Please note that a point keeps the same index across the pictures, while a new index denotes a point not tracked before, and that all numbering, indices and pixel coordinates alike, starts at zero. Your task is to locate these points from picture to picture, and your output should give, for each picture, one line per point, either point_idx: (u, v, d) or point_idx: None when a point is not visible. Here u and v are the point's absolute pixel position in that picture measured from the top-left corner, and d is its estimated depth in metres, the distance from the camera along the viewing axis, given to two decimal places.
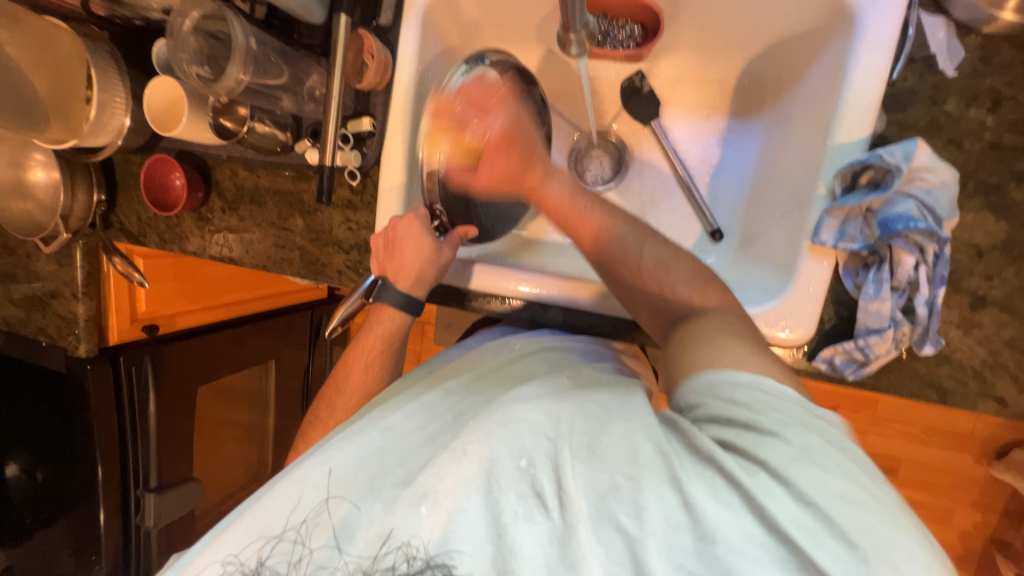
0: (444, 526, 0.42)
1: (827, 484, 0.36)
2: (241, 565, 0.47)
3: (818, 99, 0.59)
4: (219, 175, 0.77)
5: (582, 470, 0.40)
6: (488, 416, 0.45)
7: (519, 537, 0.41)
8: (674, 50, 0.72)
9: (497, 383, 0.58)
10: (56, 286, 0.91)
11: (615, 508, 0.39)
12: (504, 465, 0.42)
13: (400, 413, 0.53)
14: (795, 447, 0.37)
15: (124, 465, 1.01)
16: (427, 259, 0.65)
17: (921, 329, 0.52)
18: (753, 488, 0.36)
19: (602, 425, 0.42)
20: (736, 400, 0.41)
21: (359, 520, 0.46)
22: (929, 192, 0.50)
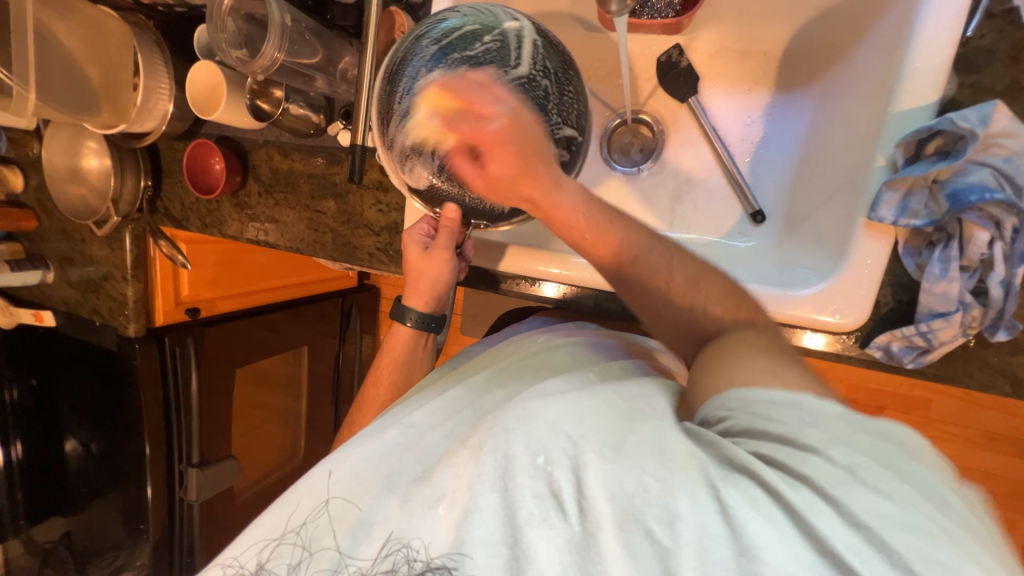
0: (458, 526, 0.40)
1: (881, 507, 0.32)
2: (241, 569, 0.46)
3: (878, 65, 0.55)
4: (256, 159, 0.79)
5: (606, 467, 0.38)
6: (507, 412, 0.44)
7: (535, 543, 0.38)
8: (716, 21, 0.68)
9: (532, 373, 0.57)
10: (108, 269, 0.96)
11: (645, 512, 0.36)
12: (519, 463, 0.40)
13: (421, 411, 0.53)
14: (839, 465, 0.34)
15: (169, 440, 1.07)
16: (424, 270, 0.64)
17: (995, 313, 0.47)
18: (798, 503, 0.33)
19: (630, 424, 0.41)
20: (765, 415, 0.38)
21: (373, 519, 0.44)
22: (1007, 160, 0.45)
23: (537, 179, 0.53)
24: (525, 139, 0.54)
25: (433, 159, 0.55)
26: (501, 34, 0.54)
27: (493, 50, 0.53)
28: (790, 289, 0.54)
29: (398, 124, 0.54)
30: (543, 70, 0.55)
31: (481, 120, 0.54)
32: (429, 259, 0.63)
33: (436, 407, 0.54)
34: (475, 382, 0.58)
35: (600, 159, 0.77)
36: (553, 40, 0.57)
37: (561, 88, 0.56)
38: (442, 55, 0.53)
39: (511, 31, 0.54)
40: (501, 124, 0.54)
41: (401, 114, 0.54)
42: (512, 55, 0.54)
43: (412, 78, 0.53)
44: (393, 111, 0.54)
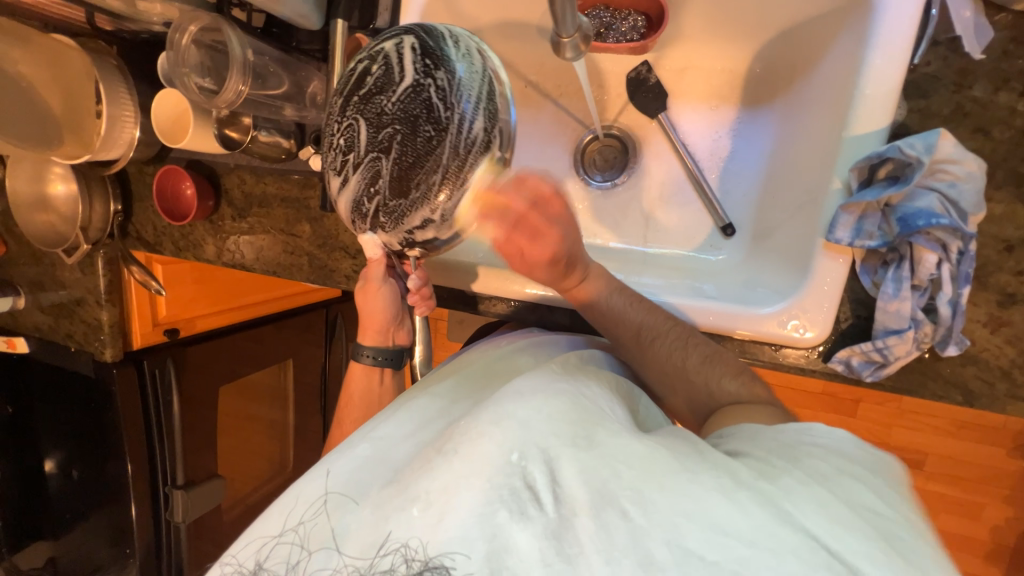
0: (438, 527, 0.38)
1: (859, 501, 0.38)
2: (240, 567, 0.44)
3: (834, 88, 0.57)
4: (228, 183, 0.79)
5: (581, 458, 0.39)
6: (478, 414, 0.44)
7: (515, 536, 0.37)
8: (682, 40, 0.69)
9: (487, 386, 0.56)
10: (81, 294, 0.95)
11: (618, 496, 0.37)
12: (495, 460, 0.39)
13: (391, 423, 0.52)
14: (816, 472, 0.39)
15: (153, 463, 1.06)
16: (375, 306, 0.69)
17: (944, 330, 0.49)
18: (776, 492, 0.37)
19: (595, 420, 0.43)
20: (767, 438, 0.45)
21: (352, 522, 0.42)
22: (952, 186, 0.47)
23: (577, 271, 0.57)
24: (572, 247, 0.55)
25: (351, 203, 0.47)
26: (382, 56, 0.47)
27: (384, 77, 0.46)
28: (754, 307, 0.56)
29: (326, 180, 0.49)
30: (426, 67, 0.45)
31: (552, 221, 0.54)
32: (374, 294, 0.69)
33: (407, 418, 0.53)
34: (444, 393, 0.57)
35: (573, 175, 0.78)
36: (464, 35, 0.49)
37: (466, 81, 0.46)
38: (339, 102, 0.48)
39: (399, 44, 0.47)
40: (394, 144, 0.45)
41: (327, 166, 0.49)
42: (399, 65, 0.46)
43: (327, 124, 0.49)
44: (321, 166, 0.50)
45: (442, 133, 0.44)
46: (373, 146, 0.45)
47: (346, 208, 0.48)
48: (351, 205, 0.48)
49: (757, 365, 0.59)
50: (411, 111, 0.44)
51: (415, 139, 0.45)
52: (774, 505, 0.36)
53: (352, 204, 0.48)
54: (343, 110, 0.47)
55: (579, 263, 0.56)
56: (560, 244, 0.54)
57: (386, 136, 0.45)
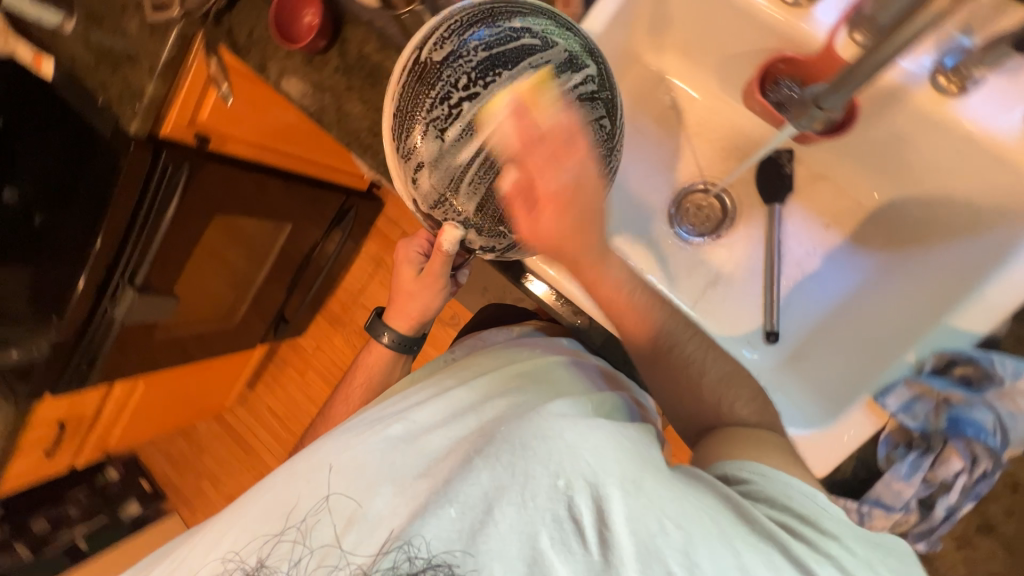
0: (473, 529, 0.41)
1: None
2: (241, 562, 0.47)
3: (946, 272, 0.59)
4: (350, 35, 0.74)
5: (629, 502, 0.40)
6: (519, 429, 0.45)
7: (556, 566, 0.40)
8: (837, 150, 0.69)
9: (520, 389, 0.55)
10: (137, 51, 0.86)
11: (667, 554, 0.38)
12: (539, 484, 0.41)
13: (417, 410, 0.53)
14: (854, 556, 0.41)
15: (120, 250, 1.00)
16: (416, 294, 0.68)
17: (926, 527, 0.53)
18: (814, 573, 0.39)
19: (642, 467, 0.42)
20: (791, 495, 0.44)
21: (370, 514, 0.45)
22: (1012, 415, 0.49)
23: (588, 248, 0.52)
24: (587, 205, 0.49)
25: (447, 178, 0.46)
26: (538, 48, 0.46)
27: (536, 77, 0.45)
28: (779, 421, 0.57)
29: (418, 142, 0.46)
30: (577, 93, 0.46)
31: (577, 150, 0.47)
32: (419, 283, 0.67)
33: (443, 407, 0.54)
34: (483, 388, 0.56)
35: (665, 211, 0.78)
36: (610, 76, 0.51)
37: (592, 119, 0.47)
38: (472, 61, 0.45)
39: (556, 53, 0.46)
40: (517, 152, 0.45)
41: (426, 118, 0.45)
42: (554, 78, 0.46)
43: (449, 85, 0.45)
44: (418, 114, 0.46)
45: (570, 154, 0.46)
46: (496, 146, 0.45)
47: (433, 186, 0.47)
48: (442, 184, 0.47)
49: None
50: (552, 131, 0.45)
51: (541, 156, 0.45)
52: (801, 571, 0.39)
53: (443, 179, 0.46)
54: (473, 87, 0.44)
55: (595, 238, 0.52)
56: (578, 199, 0.48)
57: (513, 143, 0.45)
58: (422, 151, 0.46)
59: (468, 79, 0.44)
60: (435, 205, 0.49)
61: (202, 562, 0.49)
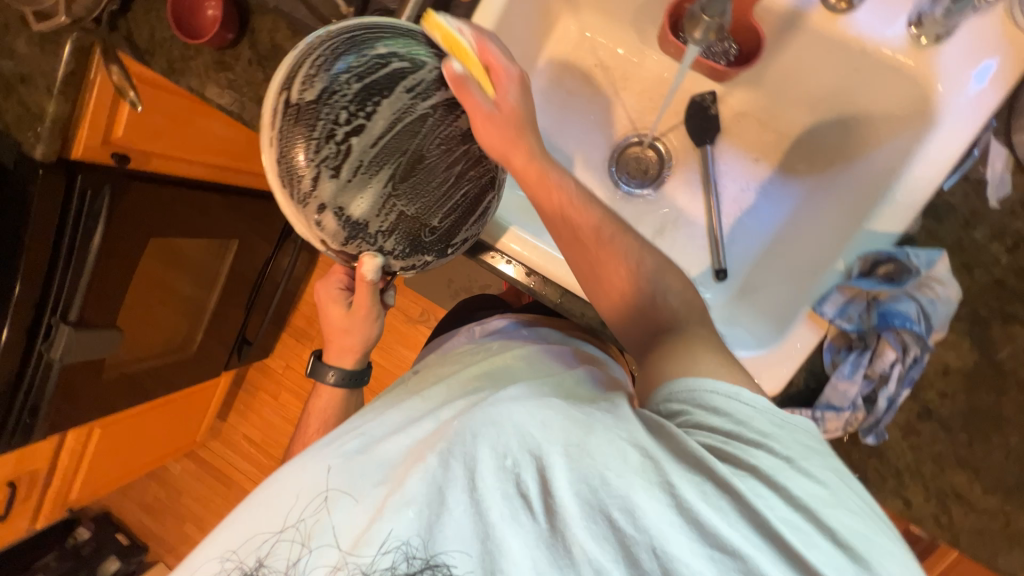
0: (434, 524, 0.40)
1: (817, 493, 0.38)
2: (240, 562, 0.46)
3: (866, 184, 0.62)
4: (258, 25, 0.71)
5: (571, 467, 0.39)
6: (472, 416, 0.43)
7: (507, 540, 0.38)
8: (754, 86, 0.72)
9: (476, 387, 0.53)
10: (30, 70, 0.79)
11: (607, 504, 0.38)
12: (488, 468, 0.40)
13: (382, 419, 0.52)
14: (780, 458, 0.39)
15: (46, 287, 0.92)
16: (349, 327, 0.66)
17: (873, 420, 0.56)
18: (744, 489, 0.37)
19: (585, 429, 0.40)
20: (714, 405, 0.42)
21: (348, 516, 0.43)
22: (931, 302, 0.52)
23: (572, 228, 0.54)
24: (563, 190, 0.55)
25: (351, 221, 0.47)
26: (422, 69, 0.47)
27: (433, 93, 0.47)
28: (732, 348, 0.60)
29: (308, 184, 0.46)
30: (454, 101, 0.48)
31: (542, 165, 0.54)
32: (349, 318, 0.65)
33: (400, 417, 0.52)
34: (439, 396, 0.54)
35: (605, 169, 0.79)
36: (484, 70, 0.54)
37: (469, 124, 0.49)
38: (353, 91, 0.45)
39: (426, 72, 0.47)
40: (416, 177, 0.46)
41: (312, 166, 0.45)
42: (430, 97, 0.46)
43: (330, 121, 0.45)
44: (302, 164, 0.45)
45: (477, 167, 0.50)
46: (389, 168, 0.45)
47: (340, 223, 0.47)
48: (350, 218, 0.47)
49: None
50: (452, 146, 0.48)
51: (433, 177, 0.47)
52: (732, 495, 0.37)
53: (345, 224, 0.47)
54: (356, 120, 0.45)
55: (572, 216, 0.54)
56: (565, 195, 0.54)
57: (405, 163, 0.46)
58: (319, 192, 0.46)
59: (348, 114, 0.44)
60: (347, 239, 0.48)
61: (200, 564, 0.47)
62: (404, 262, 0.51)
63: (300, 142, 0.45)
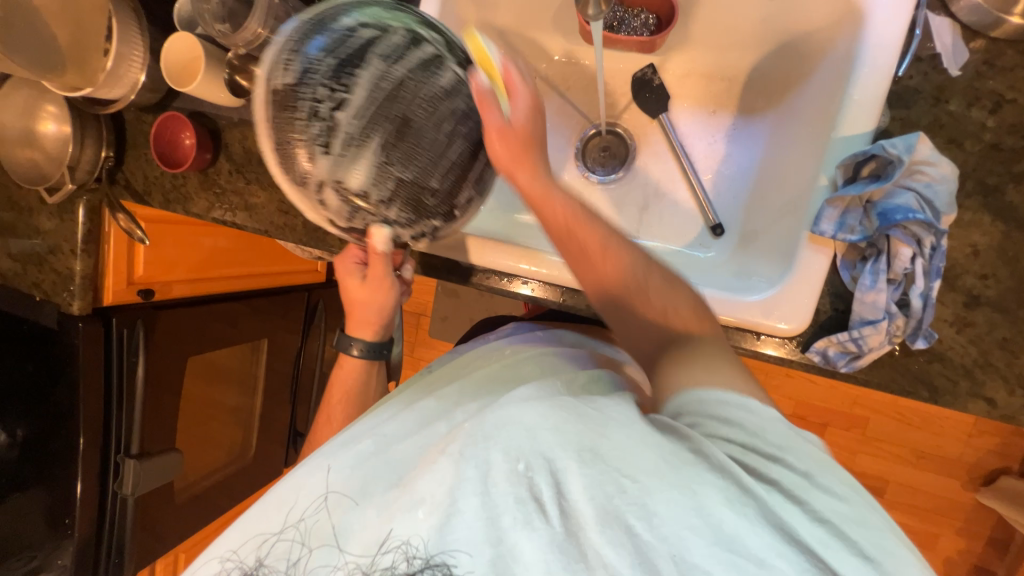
0: (442, 524, 0.41)
1: (836, 506, 0.39)
2: (241, 563, 0.49)
3: (825, 97, 0.61)
4: (230, 138, 0.78)
5: (586, 472, 0.39)
6: (484, 419, 0.44)
7: (520, 544, 0.39)
8: (687, 46, 0.73)
9: (490, 390, 0.55)
10: (55, 242, 0.89)
11: (625, 511, 0.38)
12: (500, 470, 0.41)
13: (393, 422, 0.54)
14: (799, 471, 0.40)
15: (107, 433, 1.00)
16: (368, 300, 0.67)
17: (915, 323, 0.52)
18: (769, 501, 0.38)
19: (602, 429, 0.41)
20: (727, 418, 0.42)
21: (355, 522, 0.46)
22: (928, 185, 0.50)
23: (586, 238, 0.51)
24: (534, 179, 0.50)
25: (352, 192, 0.45)
26: (399, 35, 0.46)
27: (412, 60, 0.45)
28: (743, 294, 0.58)
29: (304, 169, 0.44)
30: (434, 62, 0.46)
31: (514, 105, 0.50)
32: (368, 288, 0.65)
33: (413, 419, 0.53)
34: (450, 395, 0.56)
35: (573, 166, 0.81)
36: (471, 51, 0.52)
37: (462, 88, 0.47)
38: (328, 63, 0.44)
39: (397, 35, 0.46)
40: (406, 141, 0.44)
41: (307, 141, 0.44)
42: (404, 58, 0.45)
43: (311, 98, 0.43)
44: (295, 140, 0.44)
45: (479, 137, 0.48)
46: (378, 135, 0.44)
47: (341, 199, 0.45)
48: (350, 191, 0.45)
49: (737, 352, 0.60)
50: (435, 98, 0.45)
51: (426, 133, 0.45)
52: (765, 512, 0.38)
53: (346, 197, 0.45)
54: (338, 93, 0.43)
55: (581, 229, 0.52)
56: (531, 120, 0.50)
57: (393, 128, 0.44)
58: (316, 168, 0.44)
59: (326, 88, 0.43)
60: (352, 214, 0.46)
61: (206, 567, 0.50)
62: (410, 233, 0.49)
63: (294, 123, 0.44)
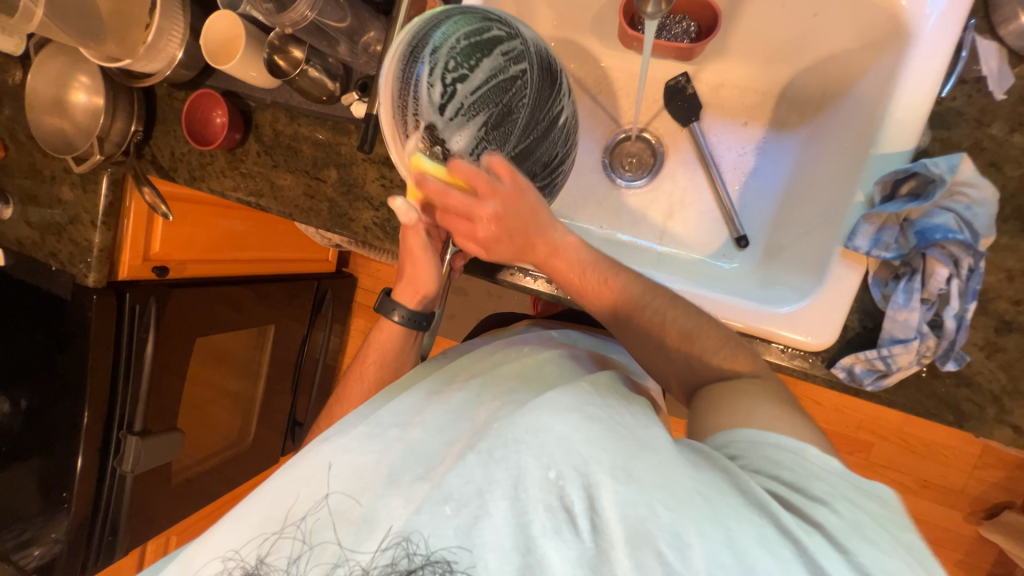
0: (470, 527, 0.40)
1: (878, 561, 0.37)
2: (241, 561, 0.45)
3: (863, 115, 0.61)
4: (260, 118, 0.78)
5: (619, 490, 0.40)
6: (513, 424, 0.45)
7: (551, 554, 0.39)
8: (724, 56, 0.73)
9: (513, 391, 0.55)
10: (77, 212, 0.89)
11: (656, 536, 0.38)
12: (531, 476, 0.42)
13: (418, 412, 0.53)
14: (844, 519, 0.39)
15: (110, 407, 0.98)
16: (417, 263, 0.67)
17: (947, 344, 0.52)
18: (812, 547, 0.37)
19: (638, 452, 0.43)
20: (777, 460, 0.43)
21: (377, 514, 0.44)
22: (968, 208, 0.50)
23: (539, 246, 0.56)
24: (518, 222, 0.53)
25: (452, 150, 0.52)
26: (518, 37, 0.55)
27: (524, 64, 0.54)
28: (772, 306, 0.58)
29: (419, 119, 0.50)
30: (540, 71, 0.56)
31: (479, 200, 0.50)
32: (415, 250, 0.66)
33: (439, 411, 0.53)
34: (475, 390, 0.56)
35: (601, 170, 0.81)
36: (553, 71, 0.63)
37: (550, 96, 0.57)
38: (463, 43, 0.51)
39: (520, 40, 0.54)
40: (507, 126, 0.54)
41: (429, 100, 0.49)
42: (521, 60, 0.54)
43: (443, 65, 0.50)
44: (415, 90, 0.49)
45: (552, 144, 0.59)
46: (485, 115, 0.52)
47: (441, 152, 0.52)
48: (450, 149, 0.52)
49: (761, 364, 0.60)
50: (535, 101, 0.55)
51: (519, 127, 0.55)
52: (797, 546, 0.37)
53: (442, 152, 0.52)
54: (462, 70, 0.50)
55: (539, 239, 0.55)
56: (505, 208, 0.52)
57: (498, 113, 0.53)
58: (428, 121, 0.50)
59: (457, 63, 0.50)
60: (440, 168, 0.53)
61: (196, 564, 0.46)
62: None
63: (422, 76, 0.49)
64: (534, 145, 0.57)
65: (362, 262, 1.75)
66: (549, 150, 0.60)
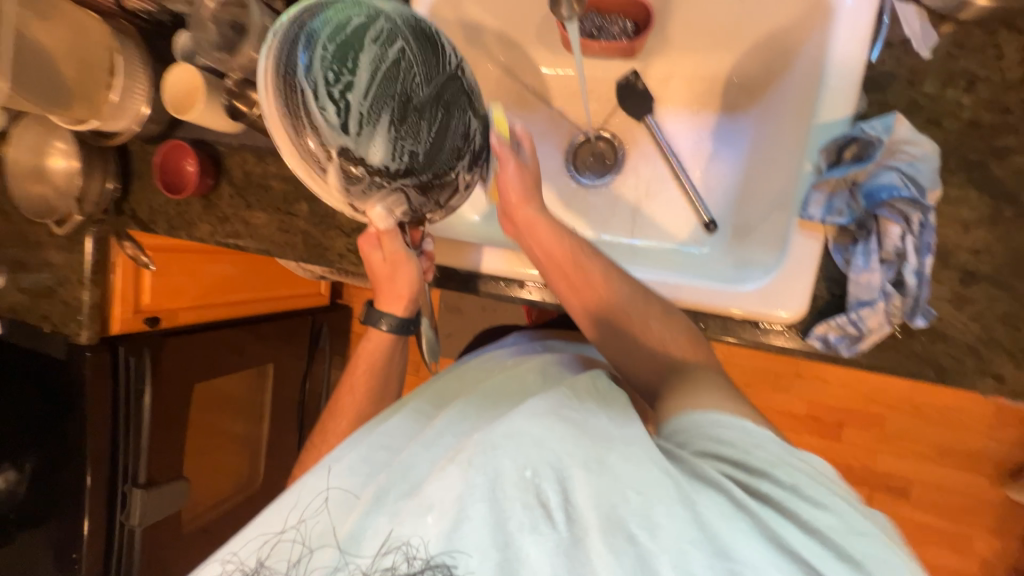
0: (449, 532, 0.40)
1: (822, 520, 0.39)
2: (241, 563, 0.46)
3: (804, 88, 0.63)
4: (230, 163, 0.81)
5: (592, 480, 0.40)
6: (492, 428, 0.44)
7: (527, 547, 0.39)
8: (668, 48, 0.75)
9: (495, 403, 0.54)
10: (66, 274, 0.91)
11: (627, 519, 0.39)
12: (508, 476, 0.41)
13: (403, 427, 0.53)
14: (786, 487, 0.40)
15: (113, 463, 0.99)
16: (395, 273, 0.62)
17: (912, 301, 0.52)
18: (766, 516, 0.38)
19: (606, 446, 0.42)
20: (721, 437, 0.43)
21: (366, 528, 0.43)
22: (912, 164, 0.51)
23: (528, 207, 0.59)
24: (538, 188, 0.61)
25: (374, 168, 0.46)
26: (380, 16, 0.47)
27: (405, 41, 0.47)
28: (737, 284, 0.59)
29: (326, 148, 0.45)
30: (423, 44, 0.48)
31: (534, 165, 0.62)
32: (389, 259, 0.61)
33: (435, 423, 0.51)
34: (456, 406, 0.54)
35: (565, 173, 0.82)
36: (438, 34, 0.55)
37: (441, 64, 0.49)
38: (330, 48, 0.44)
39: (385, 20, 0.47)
40: (412, 117, 0.47)
41: (328, 124, 0.44)
42: (396, 40, 0.47)
43: (321, 81, 0.44)
44: (309, 120, 0.44)
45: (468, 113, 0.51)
46: (387, 112, 0.45)
47: (363, 173, 0.47)
48: (373, 167, 0.46)
49: (738, 343, 0.60)
50: (431, 77, 0.48)
51: (429, 112, 0.48)
52: (758, 521, 0.38)
53: (363, 175, 0.47)
54: (343, 78, 0.44)
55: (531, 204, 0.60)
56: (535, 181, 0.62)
57: (399, 105, 0.46)
58: (335, 146, 0.45)
59: (334, 72, 0.44)
60: (369, 192, 0.48)
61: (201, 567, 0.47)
62: (408, 209, 0.53)
63: (309, 103, 0.43)
64: (450, 125, 0.49)
65: (355, 292, 1.77)
66: (467, 126, 0.52)
